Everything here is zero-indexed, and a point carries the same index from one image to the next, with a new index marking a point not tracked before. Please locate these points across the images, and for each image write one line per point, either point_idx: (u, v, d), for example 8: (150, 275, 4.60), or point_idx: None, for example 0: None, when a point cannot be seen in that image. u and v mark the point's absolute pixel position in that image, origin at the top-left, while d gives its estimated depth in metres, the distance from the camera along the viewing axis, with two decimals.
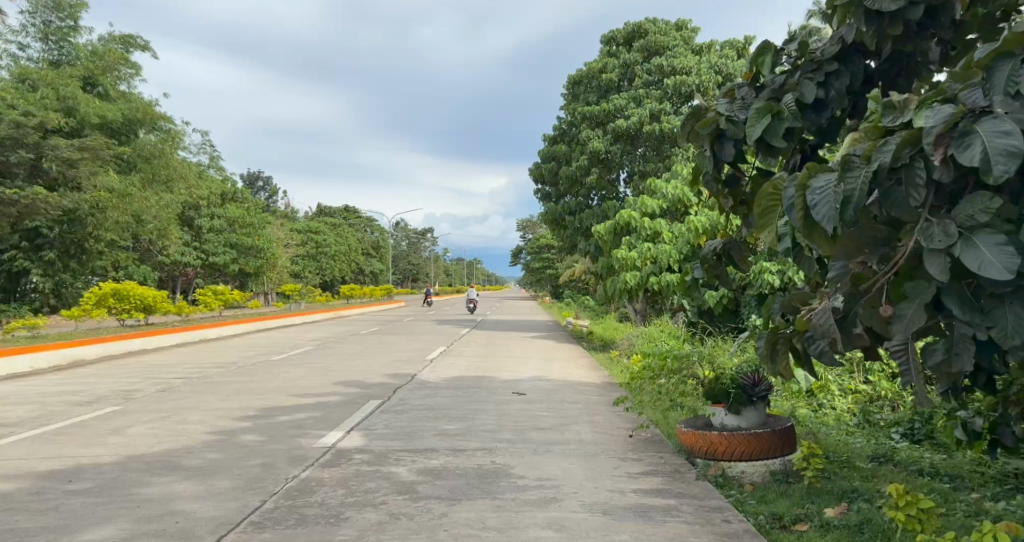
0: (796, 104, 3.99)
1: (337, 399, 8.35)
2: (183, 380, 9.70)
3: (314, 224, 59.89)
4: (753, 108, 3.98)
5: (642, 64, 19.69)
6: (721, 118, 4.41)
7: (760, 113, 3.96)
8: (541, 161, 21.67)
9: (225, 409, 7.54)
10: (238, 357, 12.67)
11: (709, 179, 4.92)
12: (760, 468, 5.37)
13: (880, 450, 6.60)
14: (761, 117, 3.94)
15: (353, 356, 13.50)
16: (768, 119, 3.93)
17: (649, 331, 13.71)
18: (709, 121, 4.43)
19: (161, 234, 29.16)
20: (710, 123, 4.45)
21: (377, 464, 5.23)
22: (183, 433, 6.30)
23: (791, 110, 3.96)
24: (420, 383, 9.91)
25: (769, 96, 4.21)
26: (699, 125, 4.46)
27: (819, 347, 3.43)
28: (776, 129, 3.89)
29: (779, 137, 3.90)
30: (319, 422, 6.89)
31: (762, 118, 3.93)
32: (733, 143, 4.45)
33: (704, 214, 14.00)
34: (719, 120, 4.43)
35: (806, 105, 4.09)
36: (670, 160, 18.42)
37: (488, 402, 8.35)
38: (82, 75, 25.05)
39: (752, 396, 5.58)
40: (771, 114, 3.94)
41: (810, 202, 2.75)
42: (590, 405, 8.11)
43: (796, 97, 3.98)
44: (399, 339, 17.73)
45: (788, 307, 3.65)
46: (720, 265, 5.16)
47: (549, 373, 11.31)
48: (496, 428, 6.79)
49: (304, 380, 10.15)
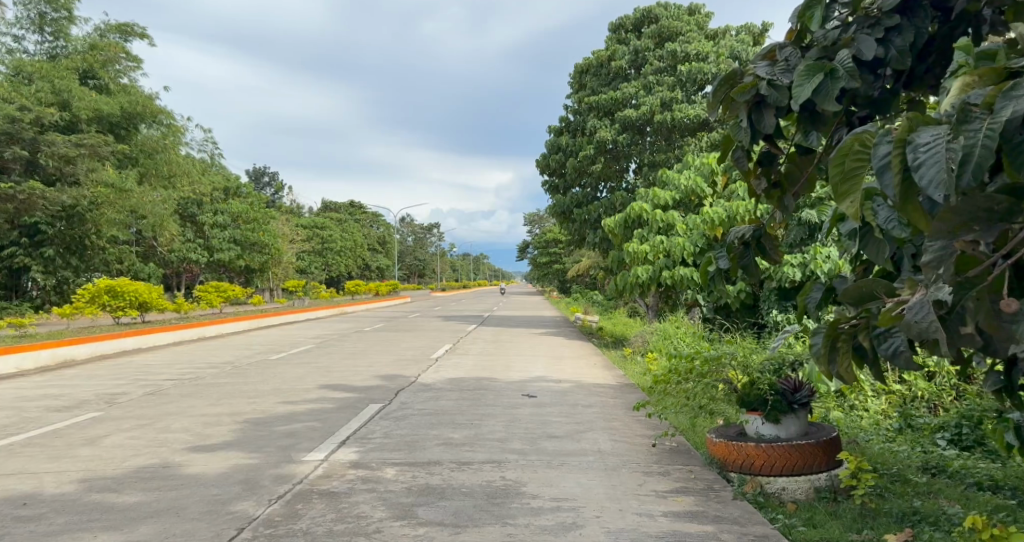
0: (852, 63, 3.35)
1: (333, 405, 7.82)
2: (173, 382, 9.19)
3: (319, 220, 59.41)
4: (801, 65, 3.37)
5: (652, 49, 18.95)
6: (762, 82, 3.81)
7: (809, 72, 3.34)
8: (547, 152, 21.03)
9: (212, 416, 7.00)
10: (235, 357, 12.16)
11: (740, 157, 4.33)
12: (804, 484, 4.81)
13: (930, 459, 5.98)
14: (810, 76, 3.31)
15: (354, 355, 12.97)
16: (819, 78, 3.31)
17: (664, 327, 13.13)
18: (749, 86, 3.87)
19: (160, 231, 28.63)
20: (749, 89, 3.88)
21: (372, 484, 4.68)
22: (162, 445, 5.77)
23: (848, 68, 3.31)
24: (423, 385, 9.38)
25: (818, 55, 3.57)
26: (735, 92, 3.89)
27: (895, 347, 2.92)
28: (829, 91, 3.25)
29: (833, 100, 3.26)
30: (313, 431, 6.34)
31: (810, 78, 3.31)
32: (775, 111, 3.85)
33: (719, 205, 13.41)
34: (759, 85, 3.83)
35: (862, 66, 3.45)
36: (682, 150, 17.79)
37: (496, 405, 7.78)
38: (80, 67, 24.54)
39: (792, 403, 5.04)
40: (824, 72, 3.32)
41: (911, 161, 2.10)
42: (605, 410, 7.54)
43: (853, 53, 3.34)
44: (402, 336, 17.20)
45: (853, 297, 3.01)
46: (749, 255, 4.54)
47: (560, 373, 10.74)
48: (505, 436, 6.22)
49: (302, 381, 9.63)
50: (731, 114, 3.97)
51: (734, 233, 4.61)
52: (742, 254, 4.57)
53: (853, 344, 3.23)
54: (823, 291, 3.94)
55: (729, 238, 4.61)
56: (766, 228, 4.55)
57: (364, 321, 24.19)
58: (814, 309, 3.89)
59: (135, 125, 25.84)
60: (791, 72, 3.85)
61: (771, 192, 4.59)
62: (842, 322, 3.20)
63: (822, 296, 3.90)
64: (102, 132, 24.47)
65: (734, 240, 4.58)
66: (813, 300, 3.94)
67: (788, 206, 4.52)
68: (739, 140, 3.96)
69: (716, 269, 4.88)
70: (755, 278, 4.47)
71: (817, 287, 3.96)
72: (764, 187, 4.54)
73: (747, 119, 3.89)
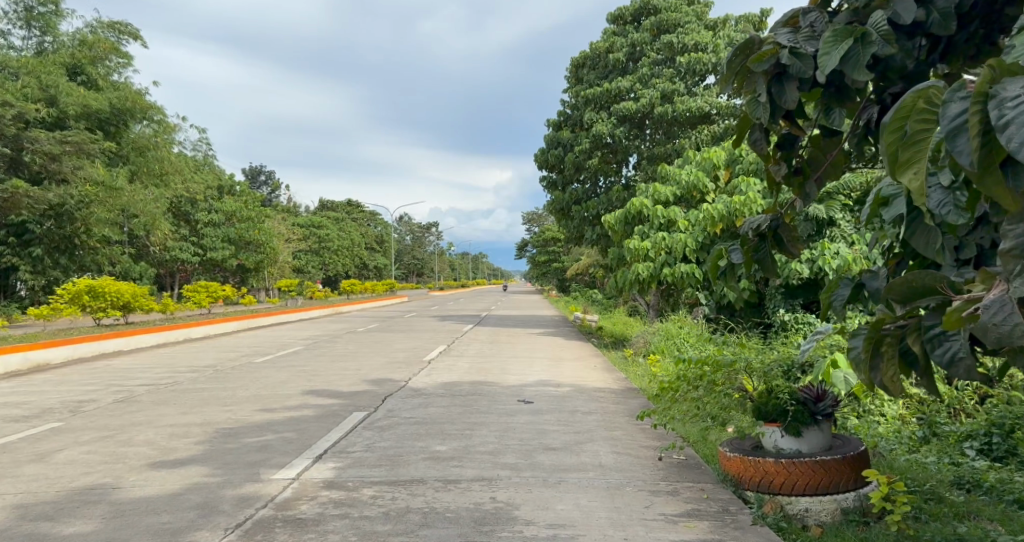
0: (888, 26, 2.77)
1: (314, 414, 7.29)
2: (147, 388, 8.67)
3: (316, 219, 58.76)
4: (827, 30, 2.78)
5: (651, 41, 18.41)
6: (783, 51, 3.31)
7: (839, 36, 2.78)
8: (546, 147, 20.52)
9: (182, 426, 6.48)
10: (218, 360, 11.62)
11: (758, 139, 3.84)
12: (829, 505, 4.29)
13: (962, 473, 5.42)
14: (839, 41, 2.76)
15: (343, 357, 12.43)
16: (849, 44, 2.75)
17: (666, 328, 12.60)
18: (767, 55, 3.34)
19: (152, 230, 28.04)
20: (767, 58, 3.36)
21: (345, 508, 4.17)
22: (119, 461, 5.24)
23: (883, 32, 2.75)
24: (412, 390, 8.86)
25: (847, 19, 3.05)
26: (751, 62, 3.36)
27: (953, 352, 2.49)
28: (862, 58, 2.69)
29: (865, 70, 2.70)
30: (286, 446, 5.82)
31: (838, 44, 2.73)
32: (798, 84, 3.36)
33: (722, 200, 12.86)
34: (780, 53, 3.33)
35: (899, 32, 2.88)
36: (682, 145, 17.26)
37: (490, 413, 7.27)
38: (68, 63, 23.95)
39: (815, 414, 4.53)
40: (854, 37, 2.74)
41: (995, 120, 1.62)
42: (605, 417, 7.04)
43: (888, 15, 2.76)
44: (395, 337, 16.66)
45: (902, 293, 2.50)
46: (765, 248, 4.02)
47: (558, 377, 10.22)
48: (497, 448, 5.70)
49: (285, 387, 9.10)
50: (747, 86, 3.47)
51: (747, 224, 4.06)
52: (758, 246, 4.05)
53: (900, 348, 2.69)
54: (850, 287, 3.52)
55: (742, 230, 4.06)
56: (785, 217, 4.03)
57: (358, 321, 23.61)
58: (840, 308, 3.48)
59: (125, 122, 25.23)
60: (818, 39, 3.34)
61: (791, 178, 4.07)
62: (887, 323, 2.61)
63: (849, 294, 3.50)
64: (91, 129, 23.90)
65: (747, 231, 4.03)
66: (841, 297, 3.53)
67: (810, 194, 4.01)
68: (756, 118, 3.47)
69: (727, 265, 4.22)
70: (772, 274, 3.94)
71: (842, 283, 3.58)
72: (785, 172, 4.03)
73: (766, 92, 3.39)
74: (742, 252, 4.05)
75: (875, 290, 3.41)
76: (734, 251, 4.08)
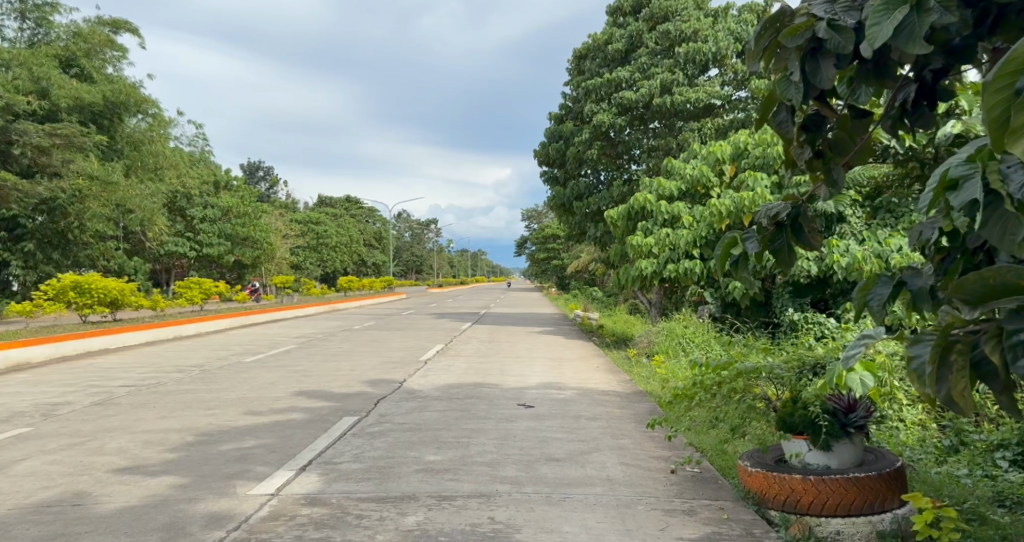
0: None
1: (301, 419, 6.87)
2: (128, 389, 8.24)
3: (314, 215, 58.22)
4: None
5: (650, 31, 17.92)
6: (821, 23, 2.95)
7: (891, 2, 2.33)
8: (546, 141, 20.08)
9: (159, 432, 6.06)
10: (207, 358, 11.20)
11: (784, 121, 3.76)
12: (863, 528, 3.86)
13: (999, 487, 4.97)
14: (891, 9, 2.30)
15: (336, 356, 12.00)
16: (903, 13, 2.29)
17: (671, 327, 12.14)
18: (802, 27, 2.97)
19: (147, 225, 27.53)
20: (802, 31, 2.99)
21: (327, 529, 3.76)
22: (84, 472, 4.82)
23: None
24: (407, 393, 8.44)
25: None
26: (783, 36, 3.00)
27: None
28: (919, 32, 2.26)
29: (921, 44, 2.28)
30: (269, 456, 5.40)
31: (890, 13, 2.29)
32: (835, 61, 3.05)
33: (726, 195, 12.43)
34: (816, 26, 2.96)
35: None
36: (684, 138, 16.79)
37: (488, 418, 6.85)
38: (61, 55, 23.44)
39: (846, 425, 4.13)
40: (908, 5, 2.30)
41: None
42: (612, 423, 6.62)
43: None
44: (391, 336, 16.23)
45: (978, 290, 2.02)
46: (782, 238, 3.78)
47: (559, 378, 9.79)
48: (495, 459, 5.29)
49: (273, 388, 8.67)
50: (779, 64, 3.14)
51: (762, 211, 3.80)
52: (774, 235, 3.80)
53: (973, 357, 2.20)
54: (890, 286, 3.18)
55: (757, 218, 3.82)
56: (805, 205, 3.78)
57: (355, 318, 23.12)
58: (881, 309, 3.10)
59: (119, 115, 24.69)
60: (858, 9, 2.96)
61: (814, 163, 3.98)
62: (956, 325, 2.17)
63: (890, 293, 3.15)
64: (84, 123, 23.40)
65: (763, 219, 3.78)
66: (880, 297, 3.17)
67: (837, 179, 3.92)
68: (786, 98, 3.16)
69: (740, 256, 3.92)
70: (788, 266, 3.76)
71: (880, 280, 3.23)
72: (808, 156, 3.95)
73: (799, 71, 3.10)
74: (758, 242, 3.78)
75: (920, 291, 3.11)
76: (750, 240, 3.80)
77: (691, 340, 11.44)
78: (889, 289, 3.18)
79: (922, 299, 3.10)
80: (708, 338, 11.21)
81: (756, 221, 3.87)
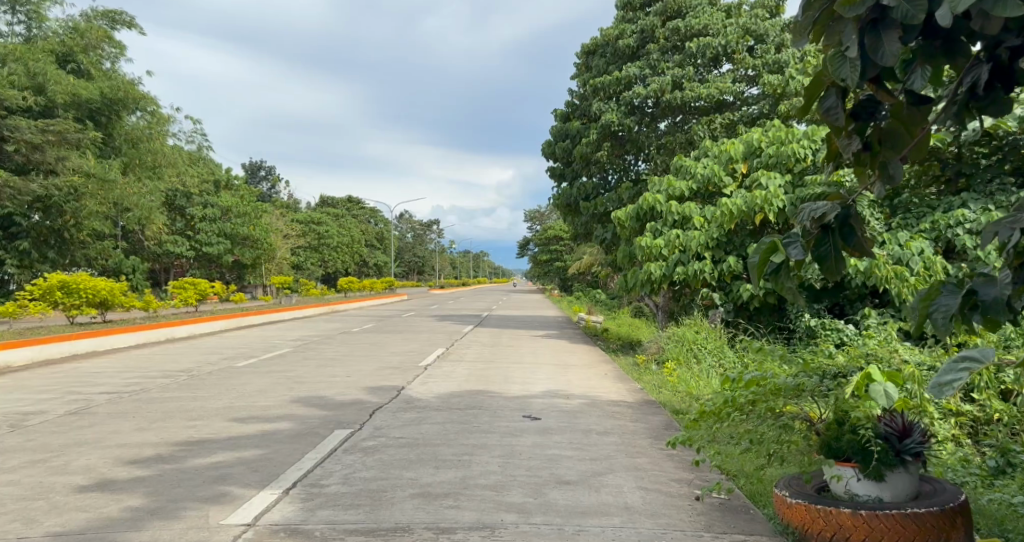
0: None
1: (290, 431, 6.35)
2: (108, 397, 7.74)
3: (317, 215, 57.78)
4: None
5: (661, 26, 17.37)
6: None
7: None
8: (553, 139, 19.63)
9: (133, 447, 5.55)
10: (196, 363, 10.69)
11: (833, 107, 3.17)
12: None
13: None
14: None
15: (332, 361, 11.48)
16: None
17: (681, 332, 11.49)
18: None
19: (144, 223, 27.06)
20: None
21: None
22: (39, 496, 4.30)
23: None
24: (406, 402, 7.93)
25: None
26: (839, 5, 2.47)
27: None
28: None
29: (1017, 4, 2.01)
30: (250, 476, 4.88)
31: None
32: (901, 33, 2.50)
33: (739, 194, 11.93)
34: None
35: None
36: (695, 138, 16.27)
37: (493, 432, 6.33)
38: (57, 50, 22.88)
39: (901, 453, 3.61)
40: None
41: None
42: (626, 439, 6.11)
43: None
44: (391, 339, 15.71)
45: None
46: (829, 242, 3.28)
47: (566, 387, 9.28)
48: (500, 482, 4.77)
49: (263, 396, 8.16)
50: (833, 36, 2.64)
51: (805, 211, 3.29)
52: (820, 240, 3.30)
53: None
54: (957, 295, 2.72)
55: (799, 220, 3.29)
56: (853, 204, 3.27)
57: (354, 320, 22.63)
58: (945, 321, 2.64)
59: (117, 112, 24.14)
60: None
61: (861, 156, 3.42)
62: None
63: (956, 304, 2.70)
64: (80, 119, 22.82)
65: (805, 220, 3.27)
66: (946, 308, 2.68)
67: (894, 175, 3.32)
68: (842, 77, 2.65)
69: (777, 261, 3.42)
70: (837, 275, 3.25)
71: (945, 289, 2.77)
72: (856, 148, 3.37)
73: (857, 45, 2.54)
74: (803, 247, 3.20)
75: (995, 301, 2.65)
76: (793, 245, 3.22)
77: (703, 347, 10.90)
78: (958, 300, 2.69)
79: (996, 310, 2.67)
80: (722, 346, 10.75)
81: (795, 222, 3.35)
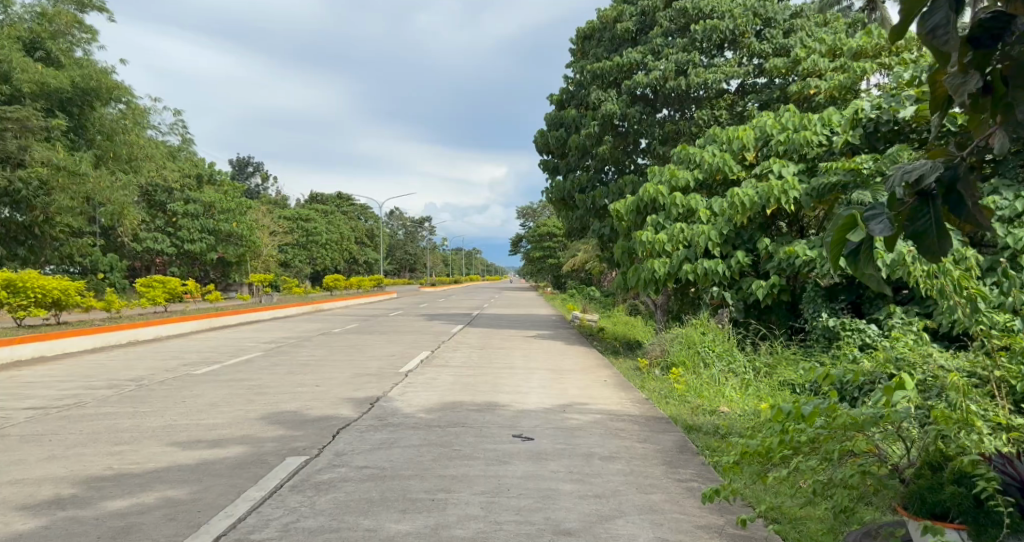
0: None
1: (231, 458, 5.29)
2: (30, 414, 6.67)
3: (305, 212, 56.62)
4: None
5: (664, 8, 16.43)
6: None
7: None
8: (547, 128, 18.67)
9: (26, 485, 4.47)
10: (150, 371, 9.59)
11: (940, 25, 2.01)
12: None
13: None
14: None
15: (305, 368, 10.45)
16: None
17: (685, 332, 10.48)
18: None
19: (119, 219, 25.80)
20: None
21: None
22: None
23: None
24: (378, 418, 6.89)
25: None
26: None
27: None
28: None
29: None
30: (162, 527, 3.83)
31: None
32: None
33: (748, 184, 10.96)
34: None
35: None
36: (698, 127, 15.29)
37: (478, 458, 5.30)
38: (25, 38, 21.56)
39: None
40: None
41: None
42: (636, 467, 5.11)
43: None
44: (373, 341, 14.67)
45: None
46: (930, 213, 2.20)
47: (564, 397, 8.27)
48: (482, 535, 3.73)
49: (213, 412, 7.09)
50: None
51: (894, 175, 2.31)
52: (916, 211, 2.23)
53: None
54: None
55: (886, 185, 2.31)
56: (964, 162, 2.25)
57: (338, 320, 21.66)
58: None
59: (91, 103, 22.83)
60: None
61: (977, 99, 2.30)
62: None
63: None
64: (49, 110, 21.53)
65: (895, 185, 2.26)
66: None
67: None
68: None
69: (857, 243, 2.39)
70: (943, 255, 2.12)
71: None
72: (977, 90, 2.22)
73: None
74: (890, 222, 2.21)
75: None
76: (876, 219, 2.24)
77: (711, 349, 9.92)
78: None
79: None
80: (731, 348, 9.79)
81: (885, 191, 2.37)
